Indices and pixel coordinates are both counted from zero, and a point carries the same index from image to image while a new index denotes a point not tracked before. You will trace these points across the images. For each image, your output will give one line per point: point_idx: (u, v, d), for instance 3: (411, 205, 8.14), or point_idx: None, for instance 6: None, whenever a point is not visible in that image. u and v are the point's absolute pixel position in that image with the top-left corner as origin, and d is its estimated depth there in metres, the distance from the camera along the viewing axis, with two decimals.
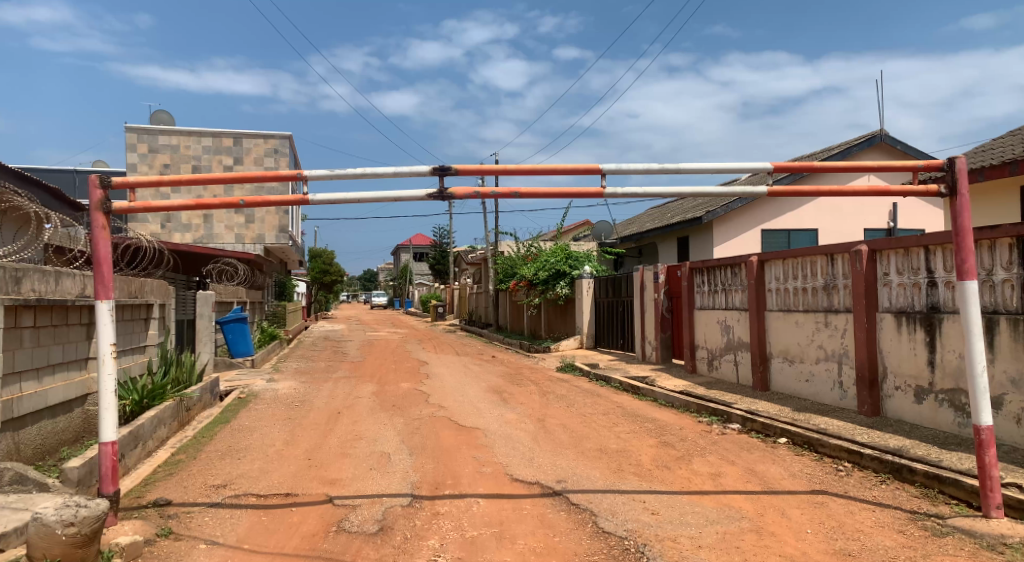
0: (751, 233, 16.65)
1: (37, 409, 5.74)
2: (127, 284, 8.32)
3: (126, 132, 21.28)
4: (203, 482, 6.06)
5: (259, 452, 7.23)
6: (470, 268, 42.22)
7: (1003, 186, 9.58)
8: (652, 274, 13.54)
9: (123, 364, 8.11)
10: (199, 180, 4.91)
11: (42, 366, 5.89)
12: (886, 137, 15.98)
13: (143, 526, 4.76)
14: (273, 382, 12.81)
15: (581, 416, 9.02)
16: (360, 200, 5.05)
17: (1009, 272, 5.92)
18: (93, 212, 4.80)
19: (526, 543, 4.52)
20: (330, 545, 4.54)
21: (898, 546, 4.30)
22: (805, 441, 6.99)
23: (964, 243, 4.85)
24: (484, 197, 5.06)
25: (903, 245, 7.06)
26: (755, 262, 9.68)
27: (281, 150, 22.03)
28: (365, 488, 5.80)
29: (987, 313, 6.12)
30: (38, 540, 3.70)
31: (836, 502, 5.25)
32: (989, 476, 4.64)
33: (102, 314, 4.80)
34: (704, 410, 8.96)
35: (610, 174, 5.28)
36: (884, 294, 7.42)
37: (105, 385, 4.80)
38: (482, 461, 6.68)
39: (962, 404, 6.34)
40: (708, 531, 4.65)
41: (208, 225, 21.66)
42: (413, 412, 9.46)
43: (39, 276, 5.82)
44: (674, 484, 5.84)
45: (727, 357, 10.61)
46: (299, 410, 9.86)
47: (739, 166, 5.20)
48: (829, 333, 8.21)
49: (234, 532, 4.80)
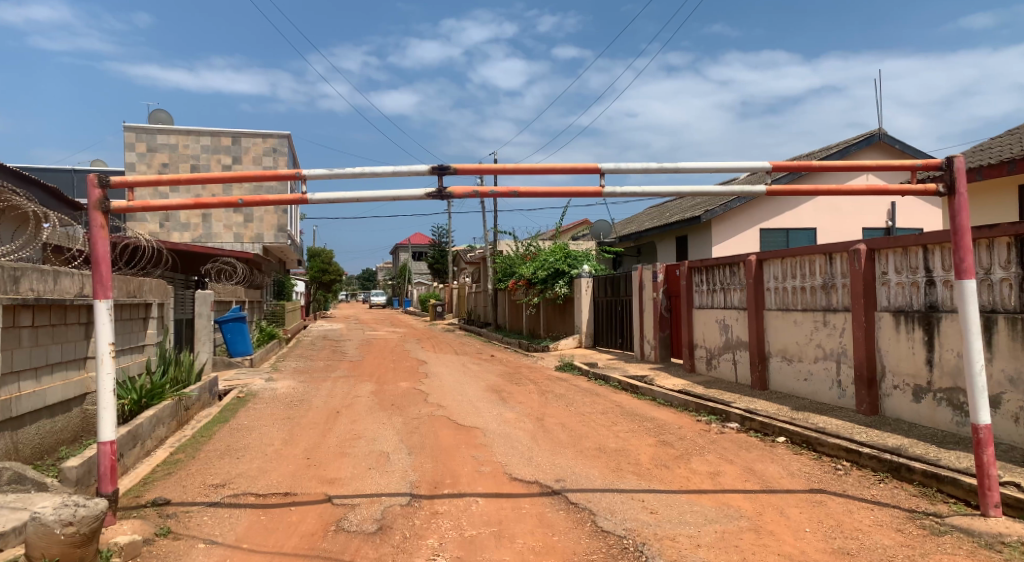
0: (750, 232, 16.66)
1: (35, 408, 5.73)
2: (125, 283, 8.30)
3: (124, 131, 21.26)
4: (202, 481, 6.06)
5: (257, 451, 7.23)
6: (469, 267, 42.22)
7: (1001, 185, 9.59)
8: (651, 273, 13.54)
9: (121, 363, 8.09)
10: (198, 179, 4.90)
11: (41, 366, 5.88)
12: (885, 136, 15.99)
13: (142, 526, 4.75)
14: (272, 381, 12.80)
15: (579, 415, 9.02)
16: (358, 199, 5.04)
17: (1007, 271, 5.93)
18: (91, 211, 4.78)
19: (525, 542, 4.52)
20: (329, 544, 4.54)
21: (896, 545, 4.31)
22: (803, 440, 7.00)
23: (962, 243, 4.86)
24: (483, 196, 5.06)
25: (901, 244, 7.07)
26: (753, 261, 9.68)
27: (280, 149, 21.99)
28: (364, 487, 5.79)
29: (985, 312, 6.14)
30: (37, 540, 3.70)
31: (835, 501, 5.26)
32: (987, 474, 4.64)
33: (100, 314, 4.79)
34: (703, 409, 8.96)
35: (609, 173, 5.28)
36: (882, 293, 7.43)
37: (104, 384, 4.79)
38: (481, 460, 6.67)
39: (960, 402, 6.36)
40: (707, 530, 4.65)
41: (206, 224, 21.64)
42: (412, 411, 9.45)
43: (37, 275, 5.81)
44: (672, 483, 5.84)
45: (726, 356, 10.62)
46: (299, 409, 9.86)
47: (738, 166, 5.21)
48: (828, 332, 8.22)
49: (233, 531, 4.80)
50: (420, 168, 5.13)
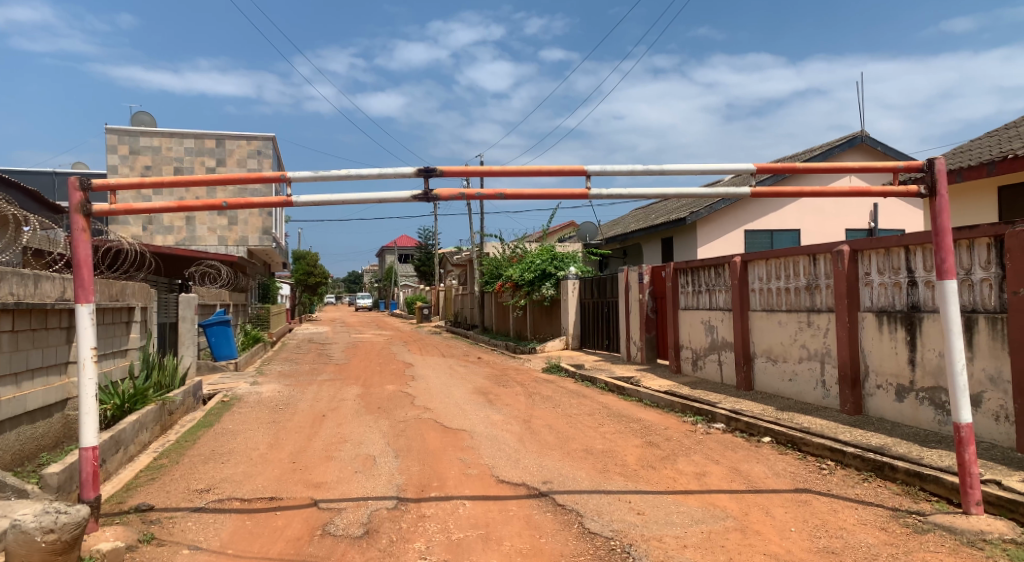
0: (735, 233, 16.79)
1: (16, 414, 5.66)
2: (107, 287, 8.21)
3: (106, 133, 21.03)
4: (187, 486, 6.00)
5: (243, 455, 7.16)
6: (455, 270, 42.40)
7: (981, 185, 9.74)
8: (637, 275, 13.61)
9: (103, 368, 8.01)
10: (181, 181, 4.83)
11: (21, 371, 5.80)
12: (867, 138, 16.20)
13: (125, 532, 4.69)
14: (257, 385, 12.65)
15: (566, 417, 9.04)
16: (345, 202, 5.02)
17: (987, 271, 6.03)
18: (72, 214, 4.71)
19: (512, 544, 4.51)
20: (314, 549, 4.51)
21: (880, 543, 4.35)
22: (788, 440, 7.06)
23: (943, 243, 4.93)
24: (469, 198, 5.05)
25: (884, 244, 7.15)
26: (737, 262, 9.75)
27: (264, 151, 21.86)
28: (350, 491, 5.76)
29: (966, 312, 6.23)
30: (17, 547, 3.65)
31: (820, 500, 5.31)
32: (969, 472, 4.70)
33: (82, 318, 4.72)
34: (689, 410, 9.00)
35: (595, 175, 5.30)
36: (866, 293, 7.51)
37: (86, 389, 4.71)
38: (467, 463, 6.64)
39: (942, 402, 6.45)
40: (693, 530, 4.67)
41: (190, 227, 21.50)
42: (399, 414, 9.45)
43: (17, 279, 5.73)
44: (659, 484, 5.86)
45: (711, 357, 10.69)
46: (283, 412, 9.79)
47: (723, 167, 5.23)
48: (812, 332, 8.30)
49: (218, 536, 4.76)
50: (406, 170, 5.11)
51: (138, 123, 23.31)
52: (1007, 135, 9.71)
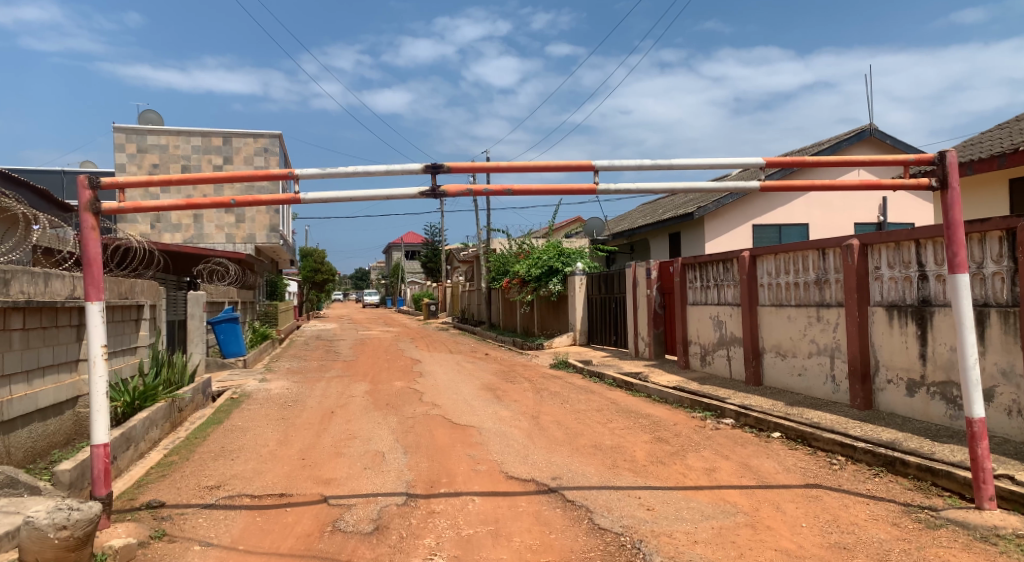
0: (742, 228, 16.71)
1: (28, 412, 5.71)
2: (117, 284, 8.24)
3: (114, 132, 21.14)
4: (197, 482, 6.04)
5: (252, 452, 7.20)
6: (462, 265, 42.44)
7: (992, 179, 9.64)
8: (643, 270, 13.60)
9: (114, 365, 8.07)
10: (190, 179, 4.83)
11: (32, 369, 5.83)
12: (875, 132, 16.08)
13: (136, 528, 4.72)
14: (265, 382, 12.74)
15: (575, 413, 9.03)
16: (353, 199, 5.01)
17: (999, 265, 5.97)
18: (82, 213, 4.71)
19: (521, 540, 4.51)
20: (325, 545, 4.52)
21: (892, 539, 4.33)
22: (798, 435, 7.03)
23: (955, 236, 4.87)
24: (476, 195, 5.04)
25: (894, 239, 7.10)
26: (746, 256, 9.67)
27: (270, 148, 21.93)
28: (360, 487, 5.78)
29: (978, 306, 6.18)
30: (30, 544, 3.66)
31: (831, 496, 5.28)
32: (982, 467, 4.66)
33: (92, 315, 4.74)
34: (698, 406, 8.98)
35: (603, 170, 5.27)
36: (875, 287, 7.45)
37: (96, 387, 4.73)
38: (476, 459, 6.65)
39: (953, 396, 6.40)
40: (704, 526, 4.66)
41: (198, 225, 21.55)
42: (407, 410, 9.45)
43: (27, 277, 5.75)
44: (669, 479, 5.85)
45: (720, 353, 10.65)
46: (292, 409, 9.83)
47: (732, 162, 5.19)
48: (821, 327, 8.25)
49: (229, 532, 4.78)
50: (413, 167, 5.10)
51: (145, 121, 23.37)
52: (1017, 128, 9.59)
